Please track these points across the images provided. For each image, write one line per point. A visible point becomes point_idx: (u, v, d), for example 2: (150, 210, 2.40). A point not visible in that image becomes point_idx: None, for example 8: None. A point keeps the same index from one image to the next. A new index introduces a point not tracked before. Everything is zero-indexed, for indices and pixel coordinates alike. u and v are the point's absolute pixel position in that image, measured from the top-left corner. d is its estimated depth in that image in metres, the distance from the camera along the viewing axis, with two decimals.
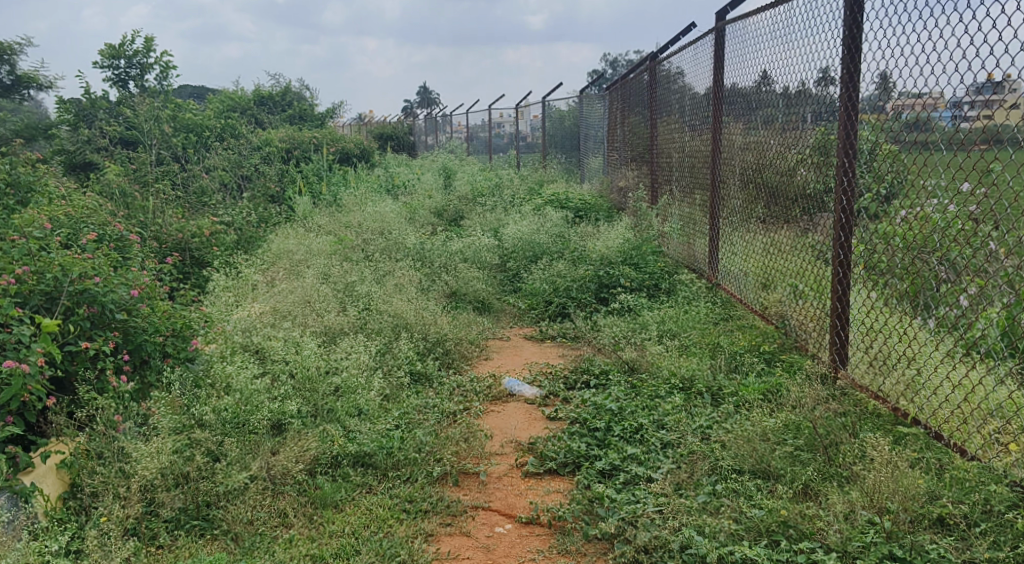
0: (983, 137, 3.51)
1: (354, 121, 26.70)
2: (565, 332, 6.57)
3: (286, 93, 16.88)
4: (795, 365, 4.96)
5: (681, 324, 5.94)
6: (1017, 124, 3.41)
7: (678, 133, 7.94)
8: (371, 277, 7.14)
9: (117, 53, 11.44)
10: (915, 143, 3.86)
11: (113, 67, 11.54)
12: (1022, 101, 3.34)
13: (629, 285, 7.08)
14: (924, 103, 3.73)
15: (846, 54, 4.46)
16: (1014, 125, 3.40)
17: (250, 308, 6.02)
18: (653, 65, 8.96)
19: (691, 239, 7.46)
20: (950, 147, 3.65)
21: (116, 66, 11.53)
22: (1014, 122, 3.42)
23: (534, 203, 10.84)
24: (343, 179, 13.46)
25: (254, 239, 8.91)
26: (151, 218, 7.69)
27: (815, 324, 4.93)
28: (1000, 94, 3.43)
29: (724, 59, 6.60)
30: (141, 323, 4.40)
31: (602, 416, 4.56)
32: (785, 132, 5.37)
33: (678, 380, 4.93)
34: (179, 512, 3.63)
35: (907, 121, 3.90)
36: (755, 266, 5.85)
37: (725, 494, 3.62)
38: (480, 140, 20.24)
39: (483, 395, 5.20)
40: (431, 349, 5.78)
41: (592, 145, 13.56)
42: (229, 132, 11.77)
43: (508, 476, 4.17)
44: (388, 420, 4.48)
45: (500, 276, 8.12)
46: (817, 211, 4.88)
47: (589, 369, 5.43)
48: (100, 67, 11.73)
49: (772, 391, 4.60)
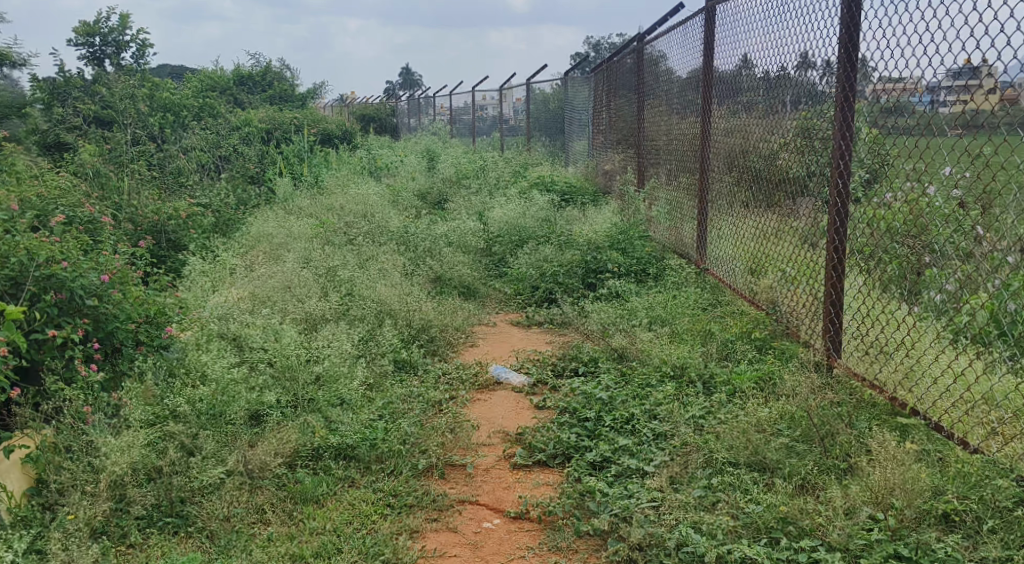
0: (957, 123, 3.42)
1: (337, 102, 26.39)
2: (552, 318, 6.46)
3: (267, 73, 16.58)
4: (787, 353, 4.83)
5: (671, 310, 5.81)
6: (987, 111, 3.34)
7: (665, 116, 7.75)
8: (354, 261, 6.96)
9: (91, 30, 11.13)
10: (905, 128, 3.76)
11: (88, 44, 11.23)
12: (995, 85, 3.26)
13: (617, 270, 6.97)
14: (905, 87, 3.65)
15: (843, 35, 4.30)
16: (989, 109, 3.32)
17: (228, 292, 5.84)
18: (639, 47, 8.74)
19: (678, 224, 7.31)
20: (926, 132, 3.57)
21: (90, 43, 11.23)
22: (985, 109, 3.34)
23: (520, 186, 10.71)
24: (325, 161, 13.28)
25: (233, 221, 8.69)
26: (127, 200, 7.54)
27: (809, 310, 4.79)
28: (972, 80, 3.36)
29: (713, 42, 6.44)
30: (112, 309, 4.22)
31: (593, 405, 4.40)
32: (773, 115, 5.22)
33: (670, 368, 4.73)
34: (151, 508, 3.45)
35: (887, 105, 3.82)
36: (745, 251, 5.73)
37: (723, 488, 3.49)
38: (464, 122, 19.96)
39: (469, 383, 5.09)
40: (415, 337, 5.63)
41: (577, 129, 13.36)
42: (206, 112, 11.53)
43: (496, 469, 4.05)
44: (371, 411, 4.36)
45: (485, 261, 7.99)
46: (812, 194, 4.71)
47: (578, 356, 5.29)
48: (74, 44, 11.43)
49: (766, 379, 4.42)
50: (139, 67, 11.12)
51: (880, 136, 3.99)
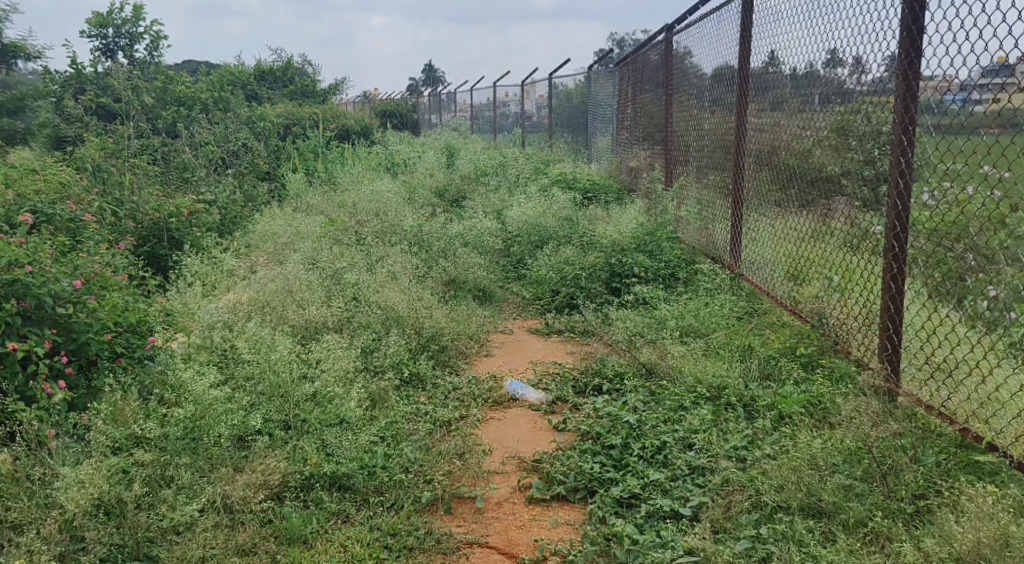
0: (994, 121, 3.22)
1: (359, 99, 26.08)
2: (573, 326, 6.00)
3: (287, 68, 16.24)
4: (837, 371, 4.33)
5: (703, 320, 5.33)
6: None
7: (695, 111, 7.24)
8: (362, 263, 6.54)
9: (104, 21, 10.79)
10: (971, 125, 3.34)
11: (101, 36, 10.90)
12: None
13: (644, 274, 6.49)
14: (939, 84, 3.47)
15: (906, 19, 3.81)
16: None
17: (226, 297, 5.45)
18: (668, 38, 8.22)
19: (709, 224, 6.82)
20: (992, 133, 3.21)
21: (104, 35, 10.88)
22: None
23: (540, 183, 10.26)
24: (341, 157, 12.89)
25: (239, 219, 8.31)
26: (127, 196, 7.26)
27: (864, 324, 4.30)
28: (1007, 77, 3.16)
29: (750, 30, 5.93)
30: (85, 319, 3.85)
31: (619, 430, 3.92)
32: (822, 107, 4.72)
33: (705, 389, 4.24)
34: (115, 551, 3.03)
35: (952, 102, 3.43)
36: (785, 255, 5.23)
37: (772, 539, 3.03)
38: (485, 118, 19.51)
39: (482, 400, 4.65)
40: (425, 347, 5.19)
41: (600, 124, 12.86)
42: (219, 106, 11.18)
43: (510, 503, 3.60)
44: (372, 432, 3.94)
45: (503, 262, 7.55)
46: (867, 196, 4.21)
47: (601, 371, 4.83)
48: (87, 36, 11.13)
49: (815, 403, 3.93)
50: (153, 60, 10.78)
51: (945, 134, 3.53)
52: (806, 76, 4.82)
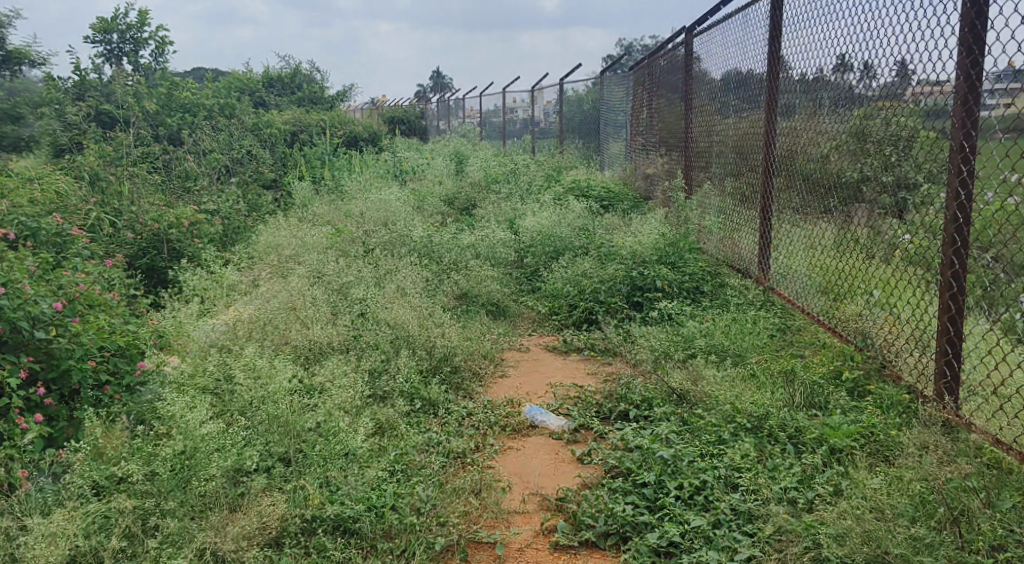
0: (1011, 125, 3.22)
1: (367, 106, 25.82)
2: (593, 343, 5.63)
3: (296, 75, 15.94)
4: (888, 398, 3.97)
5: (734, 338, 4.97)
6: None
7: (716, 117, 6.90)
8: (369, 276, 6.20)
9: (109, 26, 10.50)
10: None
11: (105, 42, 10.60)
12: None
13: (668, 288, 6.13)
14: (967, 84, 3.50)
15: (967, 18, 3.51)
16: None
17: (225, 315, 5.11)
18: (686, 41, 7.86)
19: (734, 234, 6.45)
20: None
21: (108, 41, 10.59)
22: None
23: (553, 191, 9.91)
24: (348, 164, 12.56)
25: (243, 229, 7.99)
26: (126, 206, 6.96)
27: (917, 346, 3.96)
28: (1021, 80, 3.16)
29: (779, 31, 5.59)
30: (66, 344, 3.53)
31: (651, 465, 3.57)
32: (860, 114, 4.38)
33: (744, 418, 3.87)
34: None
35: None
36: (820, 268, 4.87)
37: None
38: (493, 125, 19.19)
39: (498, 428, 4.29)
40: (436, 368, 4.84)
41: (612, 130, 12.52)
42: (224, 112, 10.88)
43: (533, 549, 3.26)
44: (381, 465, 3.60)
45: (516, 274, 7.19)
46: (920, 207, 3.88)
47: (627, 395, 4.46)
48: (92, 42, 10.84)
49: (868, 437, 3.57)
50: (158, 67, 10.49)
51: (1018, 141, 3.20)
52: (846, 80, 4.49)
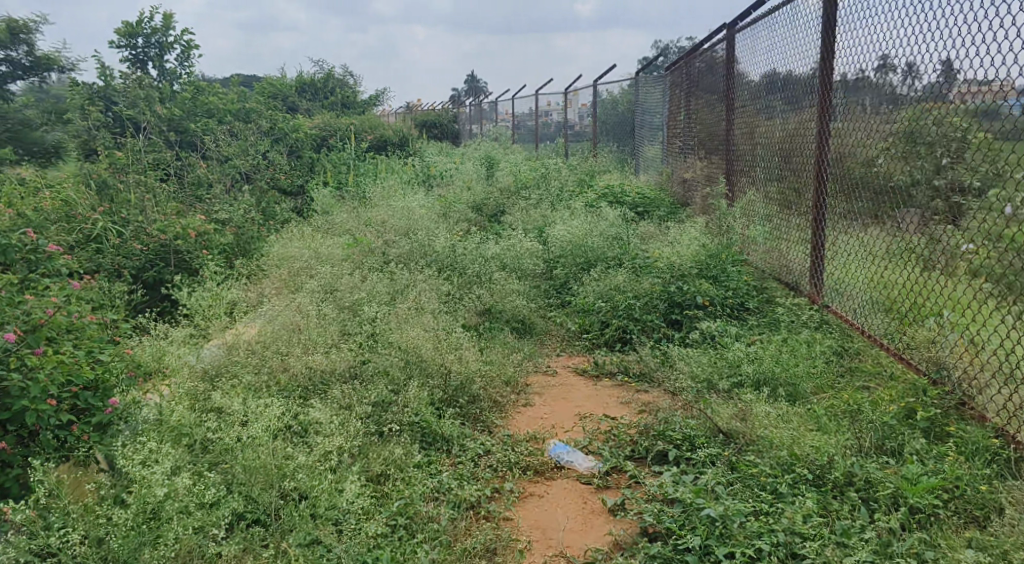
0: None
1: (399, 111, 25.46)
2: (627, 367, 5.08)
3: (328, 79, 15.53)
4: (972, 443, 3.40)
5: (787, 364, 4.40)
6: None
7: (760, 117, 6.32)
8: (384, 293, 5.72)
9: (133, 31, 10.17)
10: None
11: (131, 47, 10.27)
12: None
13: (709, 305, 5.57)
14: None
15: None
16: None
17: (223, 338, 4.66)
18: (727, 38, 7.27)
19: (781, 245, 5.87)
20: None
21: (134, 46, 10.26)
22: None
23: (586, 197, 9.36)
24: (375, 169, 12.12)
25: (257, 239, 7.57)
26: (132, 216, 6.55)
27: (1006, 383, 3.40)
28: None
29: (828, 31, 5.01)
30: (21, 380, 3.13)
31: (696, 525, 3.05)
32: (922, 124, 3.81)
33: (805, 468, 3.32)
34: None
35: None
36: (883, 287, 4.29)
37: None
38: (526, 128, 18.68)
39: (519, 469, 3.77)
40: (451, 398, 4.33)
41: (648, 132, 11.96)
42: (246, 116, 10.49)
43: None
44: (381, 521, 3.12)
45: (545, 287, 6.66)
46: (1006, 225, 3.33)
47: (665, 432, 3.91)
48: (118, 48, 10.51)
49: (951, 495, 3.02)
50: (183, 72, 10.14)
51: None
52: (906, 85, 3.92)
